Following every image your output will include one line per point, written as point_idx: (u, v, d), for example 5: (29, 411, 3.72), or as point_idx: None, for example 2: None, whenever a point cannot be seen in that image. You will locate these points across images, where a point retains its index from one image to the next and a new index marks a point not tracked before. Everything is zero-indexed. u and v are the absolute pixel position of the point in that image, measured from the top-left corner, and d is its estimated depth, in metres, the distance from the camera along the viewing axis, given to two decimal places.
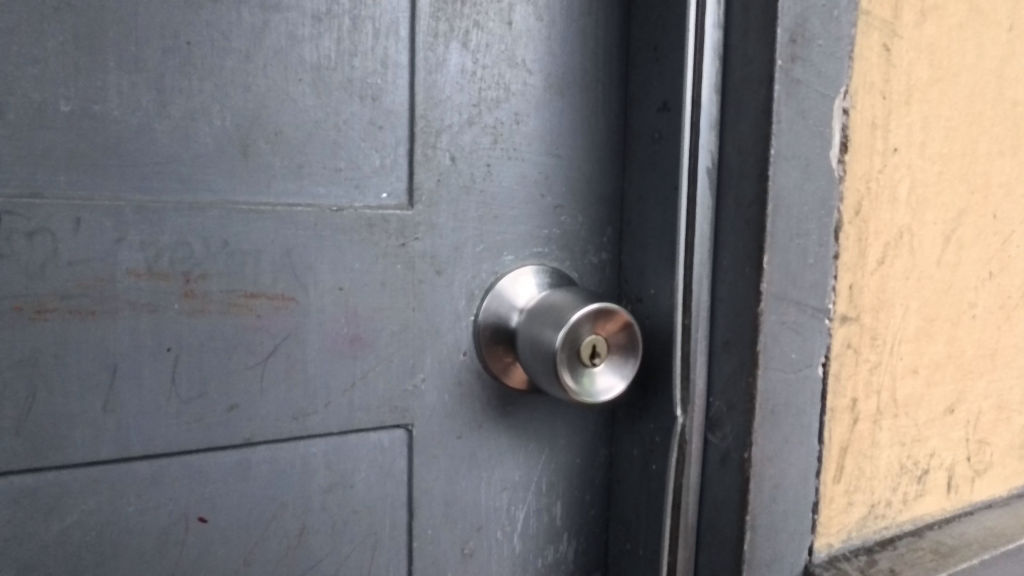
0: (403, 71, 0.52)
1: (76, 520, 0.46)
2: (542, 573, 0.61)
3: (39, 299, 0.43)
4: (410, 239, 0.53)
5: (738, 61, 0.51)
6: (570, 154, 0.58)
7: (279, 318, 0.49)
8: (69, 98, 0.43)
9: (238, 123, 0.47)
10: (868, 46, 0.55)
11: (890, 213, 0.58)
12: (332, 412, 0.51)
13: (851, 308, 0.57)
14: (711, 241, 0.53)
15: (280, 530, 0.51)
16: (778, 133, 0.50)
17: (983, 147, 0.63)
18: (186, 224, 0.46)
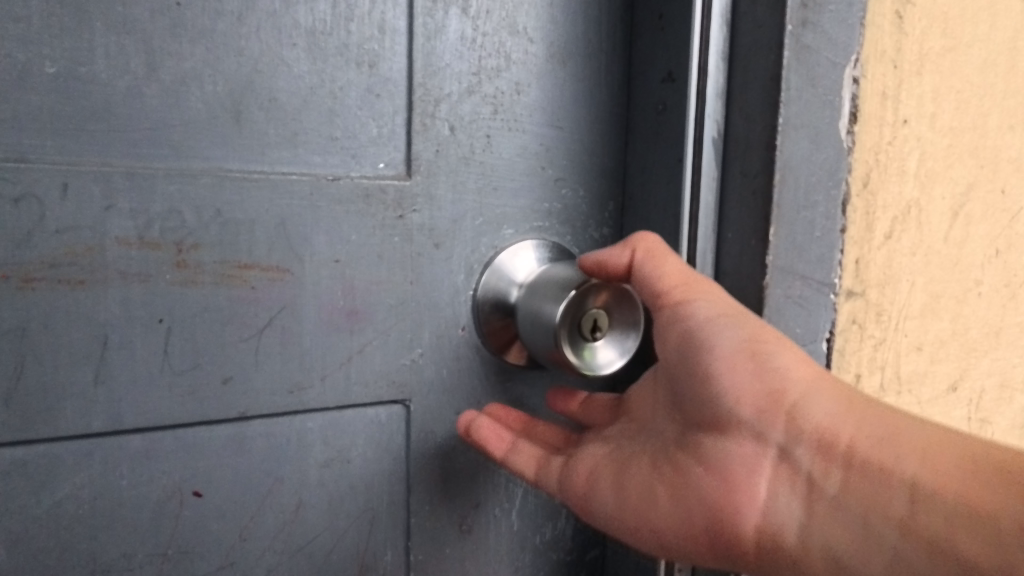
0: (401, 37, 0.50)
1: (69, 493, 0.45)
2: (541, 549, 0.61)
3: (27, 268, 0.42)
4: (409, 210, 0.51)
5: (747, 27, 0.50)
6: (572, 125, 0.57)
7: (274, 291, 0.48)
8: (54, 59, 0.42)
9: (231, 88, 0.46)
10: (881, 12, 0.53)
11: (897, 187, 0.57)
12: (329, 386, 0.51)
13: (858, 283, 0.56)
14: (717, 214, 0.52)
15: (277, 505, 0.51)
16: (788, 101, 0.48)
17: (994, 120, 0.62)
18: (178, 192, 0.45)
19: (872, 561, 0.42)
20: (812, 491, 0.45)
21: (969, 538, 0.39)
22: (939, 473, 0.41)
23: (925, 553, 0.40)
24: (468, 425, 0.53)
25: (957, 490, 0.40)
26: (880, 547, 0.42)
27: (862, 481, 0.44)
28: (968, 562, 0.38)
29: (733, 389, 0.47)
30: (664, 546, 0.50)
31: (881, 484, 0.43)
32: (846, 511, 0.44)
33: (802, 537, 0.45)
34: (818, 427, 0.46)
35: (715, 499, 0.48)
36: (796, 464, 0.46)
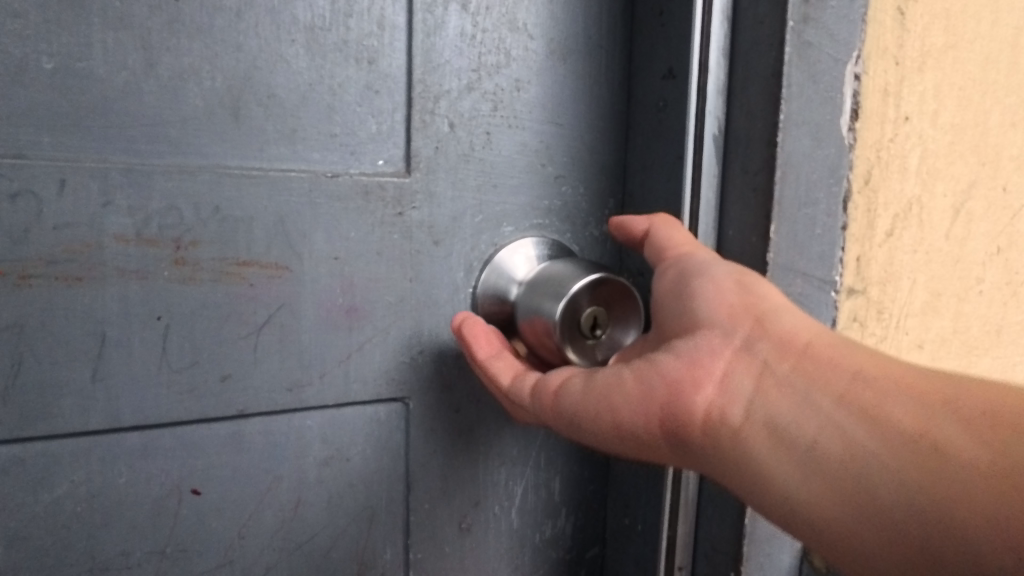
0: (401, 33, 0.50)
1: (67, 491, 0.45)
2: (540, 547, 0.61)
3: (24, 264, 0.41)
4: (408, 208, 0.51)
5: (748, 23, 0.50)
6: (572, 122, 0.56)
7: (272, 288, 0.48)
8: (51, 55, 0.41)
9: (229, 84, 0.45)
10: (882, 9, 0.53)
11: (899, 184, 0.57)
12: (328, 383, 0.50)
13: (859, 281, 0.56)
14: (717, 211, 0.52)
15: (276, 503, 0.51)
16: (789, 98, 0.48)
17: (995, 118, 0.62)
18: (176, 189, 0.44)
19: (812, 427, 0.41)
20: (768, 376, 0.44)
21: (909, 410, 0.39)
22: (890, 368, 0.42)
23: (868, 424, 0.39)
24: (467, 322, 0.50)
25: (904, 379, 0.41)
26: (824, 418, 0.41)
27: (816, 368, 0.43)
28: (907, 431, 0.38)
29: (711, 297, 0.46)
30: (615, 430, 0.47)
31: (836, 371, 0.42)
32: (796, 388, 0.43)
33: (749, 407, 0.43)
34: (787, 329, 0.45)
35: (677, 373, 0.45)
36: (755, 353, 0.45)
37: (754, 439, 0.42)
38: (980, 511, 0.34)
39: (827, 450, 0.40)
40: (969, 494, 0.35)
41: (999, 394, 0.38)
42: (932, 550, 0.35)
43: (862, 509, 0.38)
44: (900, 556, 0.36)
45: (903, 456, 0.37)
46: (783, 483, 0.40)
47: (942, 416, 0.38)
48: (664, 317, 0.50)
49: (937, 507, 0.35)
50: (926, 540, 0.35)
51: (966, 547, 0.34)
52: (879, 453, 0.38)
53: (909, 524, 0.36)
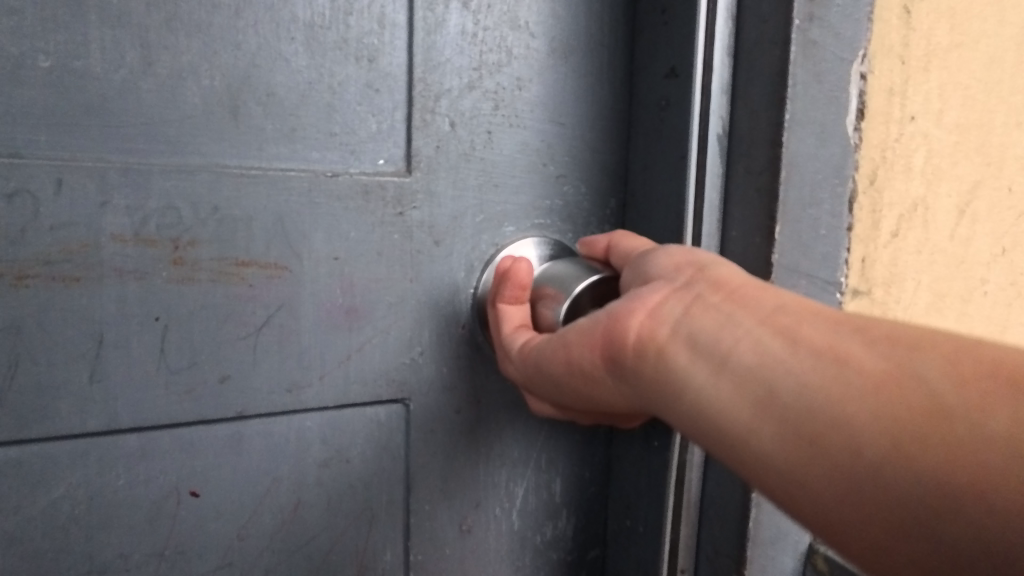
0: (401, 31, 0.50)
1: (64, 493, 0.44)
2: (541, 549, 0.61)
3: (21, 265, 0.41)
4: (408, 207, 0.51)
5: (753, 22, 0.49)
6: (573, 121, 0.56)
7: (272, 288, 0.47)
8: (48, 53, 0.41)
9: (227, 83, 0.45)
10: (888, 7, 0.52)
11: (904, 184, 0.56)
12: (328, 384, 0.50)
13: (864, 282, 0.56)
14: (721, 211, 0.51)
15: (275, 504, 0.50)
16: (794, 97, 0.47)
17: (1001, 117, 0.61)
18: (174, 188, 0.44)
19: (729, 337, 0.37)
20: (701, 304, 0.40)
21: (822, 330, 0.36)
22: (805, 298, 0.39)
23: (783, 338, 0.36)
24: (510, 266, 0.50)
25: (818, 305, 0.38)
26: (744, 333, 0.37)
27: (740, 290, 0.39)
28: (818, 346, 0.35)
29: (662, 261, 0.44)
30: (563, 358, 0.44)
31: (759, 295, 0.39)
32: (721, 309, 0.39)
33: (674, 328, 0.39)
34: (725, 272, 0.41)
35: (619, 307, 0.42)
36: (691, 288, 0.41)
37: (672, 350, 0.39)
38: (880, 417, 0.32)
39: (741, 359, 0.36)
40: (870, 401, 0.33)
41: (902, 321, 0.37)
42: (830, 451, 0.33)
43: (767, 411, 0.35)
44: (798, 458, 0.34)
45: (821, 371, 0.34)
46: (695, 386, 0.37)
47: (850, 335, 0.36)
48: (626, 283, 0.47)
49: (842, 412, 0.33)
50: (828, 443, 0.33)
51: (863, 451, 0.32)
52: (789, 362, 0.35)
53: (811, 428, 0.33)
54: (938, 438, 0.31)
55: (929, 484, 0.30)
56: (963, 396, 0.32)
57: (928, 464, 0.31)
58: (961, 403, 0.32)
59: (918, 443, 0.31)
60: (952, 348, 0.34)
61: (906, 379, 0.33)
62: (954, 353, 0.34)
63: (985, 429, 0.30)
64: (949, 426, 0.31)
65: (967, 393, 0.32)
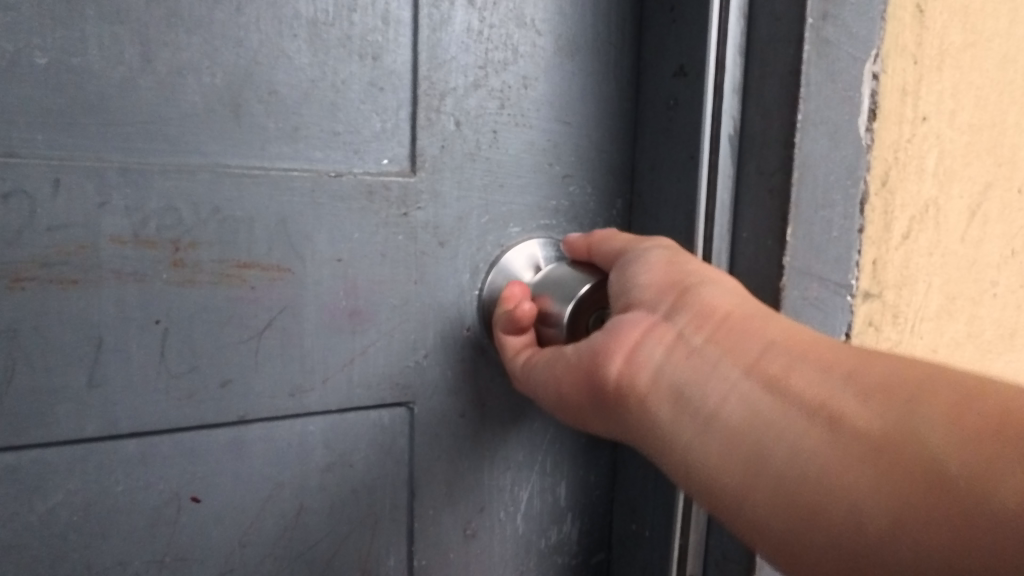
0: (406, 28, 0.49)
1: (62, 500, 0.43)
2: (546, 553, 0.60)
3: (17, 267, 0.40)
4: (413, 208, 0.50)
5: (765, 20, 0.48)
6: (579, 120, 0.55)
7: (274, 291, 0.46)
8: (44, 50, 0.40)
9: (229, 80, 0.44)
10: (901, 6, 0.52)
11: (916, 185, 0.56)
12: (331, 388, 0.49)
13: (875, 284, 0.55)
14: (731, 212, 0.51)
15: (277, 510, 0.49)
16: (808, 97, 0.47)
17: (1012, 118, 0.61)
18: (175, 188, 0.43)
19: (716, 394, 0.39)
20: (687, 349, 0.42)
21: (813, 383, 0.37)
22: (799, 339, 0.40)
23: (772, 395, 0.38)
24: (511, 312, 0.48)
25: (813, 353, 0.39)
26: (730, 388, 0.39)
27: (730, 338, 0.41)
28: (808, 402, 0.37)
29: (645, 277, 0.45)
30: (554, 393, 0.47)
31: (746, 342, 0.40)
32: (707, 360, 0.40)
33: (657, 375, 0.42)
34: (706, 298, 0.42)
35: (600, 341, 0.44)
36: (673, 323, 0.43)
37: (663, 406, 0.41)
38: (871, 485, 0.33)
39: (728, 418, 0.38)
40: (856, 461, 0.34)
41: (905, 369, 0.36)
42: (827, 519, 0.34)
43: (760, 475, 0.36)
44: (796, 525, 0.35)
45: (805, 429, 0.36)
46: (688, 444, 0.39)
47: (842, 391, 0.36)
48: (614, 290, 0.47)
49: (827, 475, 0.34)
50: (815, 505, 0.34)
51: (861, 520, 0.33)
52: (778, 424, 0.37)
53: (804, 494, 0.35)
54: (937, 509, 0.31)
55: (927, 558, 0.30)
56: (958, 459, 0.31)
57: (926, 538, 0.31)
58: (962, 467, 0.31)
59: (915, 511, 0.31)
60: (953, 399, 0.33)
61: (901, 441, 0.33)
62: (957, 404, 0.33)
63: (990, 496, 0.30)
64: (945, 495, 0.31)
65: (967, 456, 0.31)
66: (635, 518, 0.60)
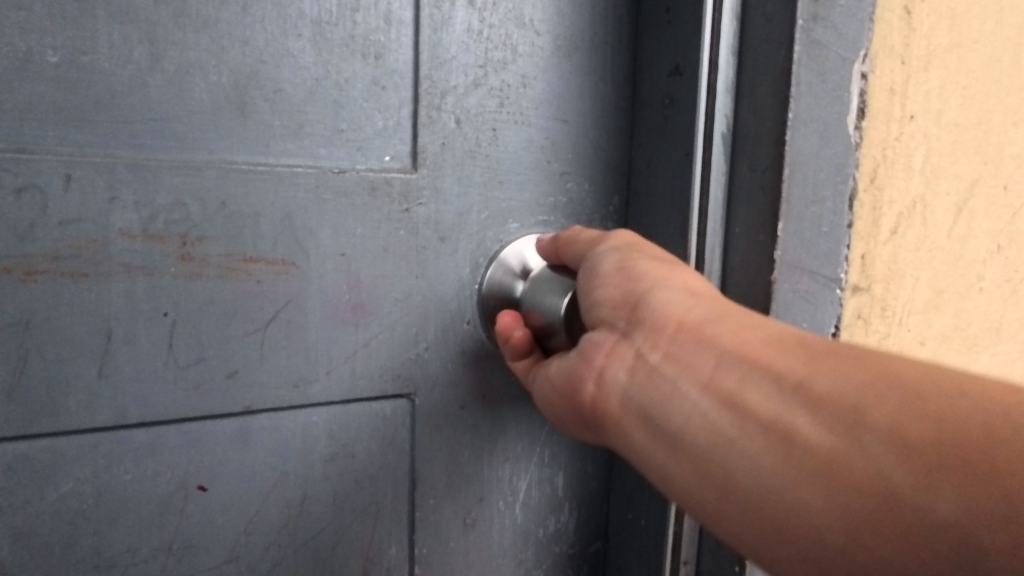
0: (407, 28, 0.50)
1: (72, 488, 0.45)
2: (543, 542, 0.62)
3: (30, 261, 0.41)
4: (414, 204, 0.51)
5: (758, 21, 0.50)
6: (577, 118, 0.56)
7: (279, 285, 0.47)
8: (56, 48, 0.41)
9: (235, 78, 0.45)
10: (889, 8, 0.53)
11: (904, 182, 0.57)
12: (334, 380, 0.50)
13: (864, 278, 0.56)
14: (725, 208, 0.52)
15: (282, 499, 0.50)
16: (798, 96, 0.48)
17: (998, 117, 0.62)
18: (183, 184, 0.44)
19: (679, 414, 0.41)
20: (648, 367, 0.43)
21: (765, 394, 0.38)
22: (750, 341, 0.40)
23: (729, 412, 0.39)
24: (508, 342, 0.50)
25: (763, 359, 0.39)
26: (692, 407, 0.40)
27: (686, 351, 0.42)
28: (762, 415, 0.38)
29: (604, 291, 0.46)
30: (550, 413, 0.50)
31: (702, 354, 0.41)
32: (665, 377, 0.42)
33: (626, 397, 0.44)
34: (659, 308, 0.43)
35: (574, 366, 0.46)
36: (631, 340, 0.44)
37: (635, 429, 0.43)
38: (827, 501, 0.34)
39: (692, 437, 0.40)
40: (810, 477, 0.35)
41: (853, 371, 0.36)
42: (793, 536, 0.35)
43: (726, 494, 0.38)
44: (765, 542, 0.36)
45: (762, 445, 0.37)
46: (660, 463, 0.41)
47: (795, 404, 0.37)
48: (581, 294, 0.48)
49: (786, 491, 0.36)
50: (780, 521, 0.36)
51: (822, 537, 0.34)
52: (737, 440, 0.38)
53: (767, 511, 0.36)
54: (886, 523, 0.32)
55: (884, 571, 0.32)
56: (903, 474, 0.32)
57: (880, 551, 0.32)
58: (907, 481, 0.32)
59: (871, 527, 0.33)
60: (900, 404, 0.34)
61: (848, 455, 0.34)
62: (900, 411, 0.34)
63: (935, 511, 0.31)
64: (893, 511, 0.32)
65: (911, 469, 0.32)
66: (631, 508, 0.61)
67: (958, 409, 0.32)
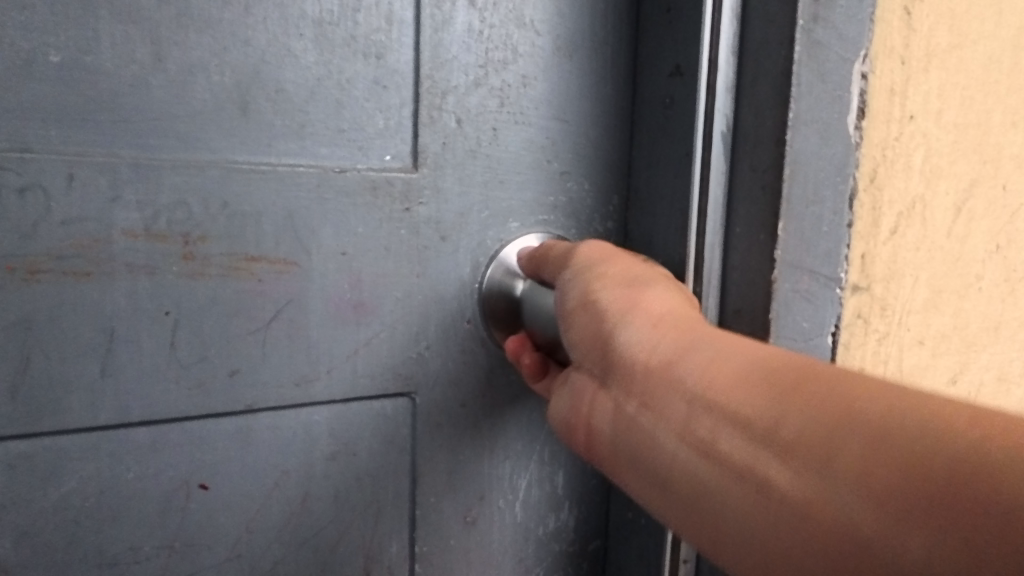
0: (408, 28, 0.50)
1: (75, 486, 0.45)
2: (543, 540, 0.62)
3: (33, 260, 0.41)
4: (415, 203, 0.51)
5: (758, 22, 0.50)
6: (577, 118, 0.57)
7: (281, 284, 0.48)
8: (59, 48, 0.41)
9: (238, 78, 0.45)
10: (889, 9, 0.53)
11: (903, 182, 0.57)
12: (335, 378, 0.51)
13: (863, 278, 0.57)
14: (725, 208, 0.52)
15: (283, 497, 0.51)
16: (799, 96, 0.48)
17: (997, 117, 0.63)
18: (185, 183, 0.44)
19: (661, 460, 0.40)
20: (628, 412, 0.43)
21: (734, 437, 0.37)
22: (716, 376, 0.39)
23: (704, 456, 0.38)
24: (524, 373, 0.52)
25: (730, 397, 0.38)
26: (670, 452, 0.40)
27: (660, 393, 0.41)
28: (735, 461, 0.36)
29: (577, 332, 0.46)
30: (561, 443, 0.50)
31: (672, 393, 0.40)
32: (643, 422, 0.42)
33: (614, 442, 0.44)
34: (626, 349, 0.43)
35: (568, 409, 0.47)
36: (609, 384, 0.44)
37: (628, 473, 0.43)
38: (810, 553, 0.33)
39: (676, 483, 0.39)
40: (789, 527, 0.34)
41: (819, 406, 0.34)
42: None
43: (717, 541, 0.37)
44: None
45: (740, 493, 0.36)
46: (657, 508, 0.41)
47: (764, 446, 0.35)
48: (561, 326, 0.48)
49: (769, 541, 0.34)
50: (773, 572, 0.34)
51: None
52: (716, 487, 0.37)
53: (762, 559, 0.35)
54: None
55: None
56: (872, 523, 0.30)
57: None
58: (876, 529, 0.30)
59: None
60: (864, 443, 0.32)
61: (820, 503, 0.32)
62: (866, 451, 0.31)
63: (905, 561, 0.29)
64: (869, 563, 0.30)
65: (880, 517, 0.30)
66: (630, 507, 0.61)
67: (922, 444, 0.30)
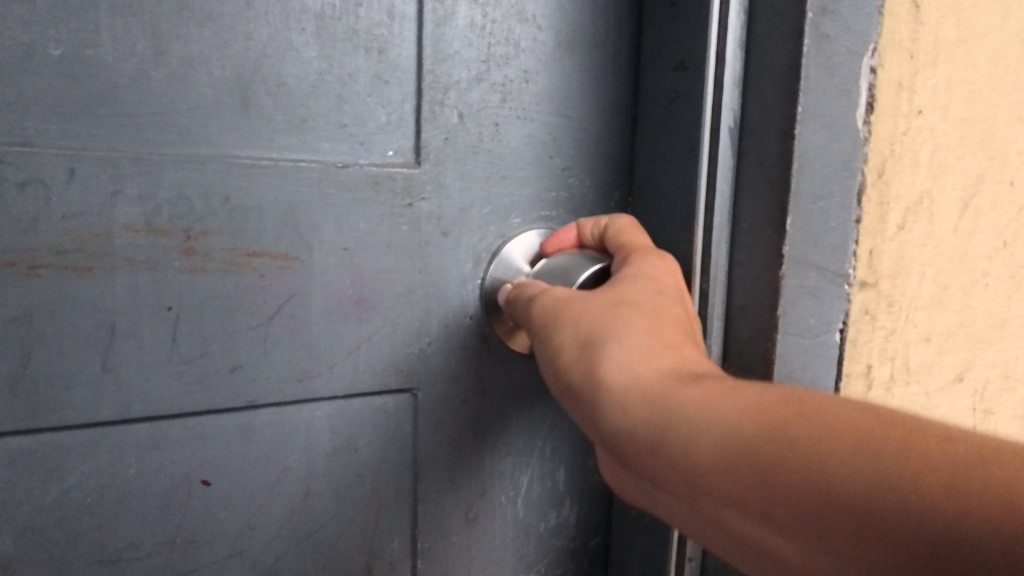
0: (410, 23, 0.50)
1: (76, 483, 0.45)
2: (544, 536, 0.62)
3: (33, 254, 0.41)
4: (417, 198, 0.51)
5: (765, 15, 0.50)
6: (579, 114, 0.56)
7: (283, 279, 0.47)
8: (59, 42, 0.41)
9: (239, 72, 0.45)
10: (897, 3, 0.53)
11: (910, 178, 0.57)
12: (337, 374, 0.50)
13: (871, 274, 0.56)
14: (731, 203, 0.52)
15: (284, 493, 0.50)
16: (807, 90, 0.48)
17: (1004, 112, 0.62)
18: (186, 178, 0.44)
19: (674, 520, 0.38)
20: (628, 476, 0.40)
21: (729, 516, 0.33)
22: (687, 450, 0.34)
23: (710, 526, 0.35)
24: None
25: (707, 474, 0.33)
26: (679, 517, 0.37)
27: (648, 472, 0.36)
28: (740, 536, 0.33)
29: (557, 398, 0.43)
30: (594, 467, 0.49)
31: (653, 468, 0.36)
32: (642, 488, 0.39)
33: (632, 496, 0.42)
34: (596, 421, 0.39)
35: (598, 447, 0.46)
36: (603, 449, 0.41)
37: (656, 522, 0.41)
38: None
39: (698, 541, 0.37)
40: None
41: (802, 488, 0.30)
42: None
43: None
44: None
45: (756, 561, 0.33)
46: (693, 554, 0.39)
47: (760, 526, 0.31)
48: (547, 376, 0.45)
49: None
50: None
51: None
52: (734, 553, 0.35)
53: None
54: None
55: None
56: None
57: None
58: None
59: None
60: (857, 528, 0.28)
61: None
62: (861, 539, 0.28)
63: None
64: None
65: None
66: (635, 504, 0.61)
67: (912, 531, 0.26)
